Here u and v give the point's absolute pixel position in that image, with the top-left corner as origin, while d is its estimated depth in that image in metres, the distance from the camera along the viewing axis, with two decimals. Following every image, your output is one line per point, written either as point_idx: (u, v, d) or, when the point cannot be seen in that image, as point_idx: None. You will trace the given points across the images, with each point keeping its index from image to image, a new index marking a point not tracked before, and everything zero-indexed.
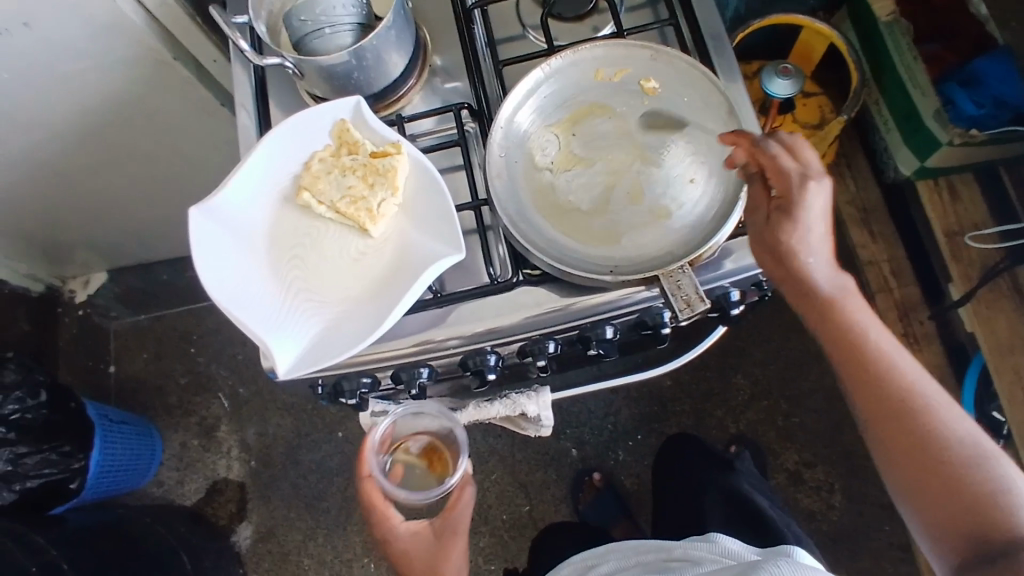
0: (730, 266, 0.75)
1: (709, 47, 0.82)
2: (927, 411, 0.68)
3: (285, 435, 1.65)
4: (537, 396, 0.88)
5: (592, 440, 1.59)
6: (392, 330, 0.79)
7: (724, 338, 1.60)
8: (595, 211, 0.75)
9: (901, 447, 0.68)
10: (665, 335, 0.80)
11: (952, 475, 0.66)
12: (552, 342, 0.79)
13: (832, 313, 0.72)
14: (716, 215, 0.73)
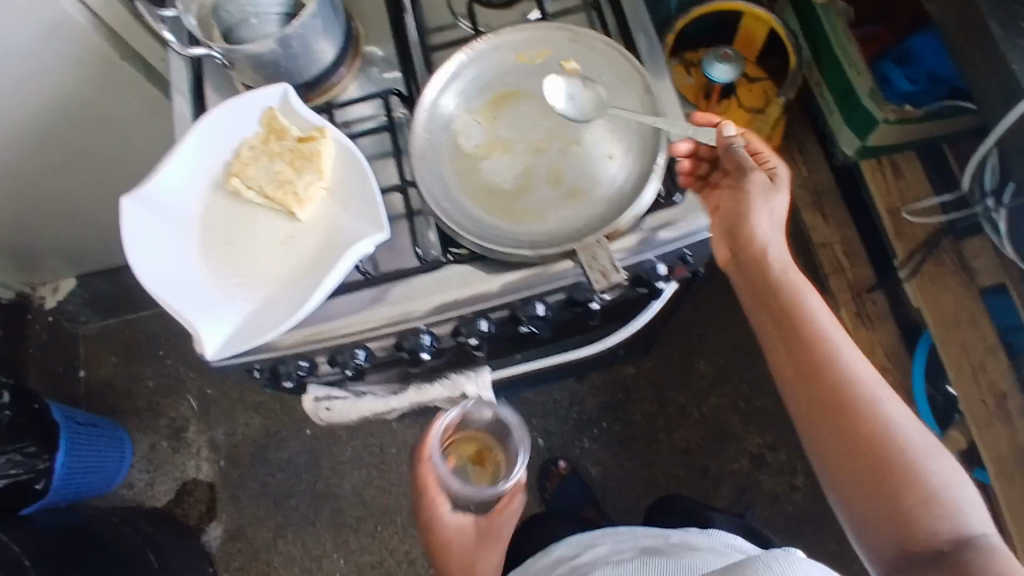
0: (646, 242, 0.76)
1: (630, 29, 0.84)
2: (884, 422, 0.65)
3: (254, 434, 1.65)
4: (477, 376, 0.91)
5: (558, 430, 1.60)
6: (325, 312, 0.80)
7: (686, 325, 1.61)
8: (519, 189, 0.76)
9: (837, 439, 0.67)
10: (595, 311, 0.84)
11: (901, 478, 0.64)
12: (484, 320, 0.81)
13: (785, 300, 0.71)
14: (634, 189, 0.74)
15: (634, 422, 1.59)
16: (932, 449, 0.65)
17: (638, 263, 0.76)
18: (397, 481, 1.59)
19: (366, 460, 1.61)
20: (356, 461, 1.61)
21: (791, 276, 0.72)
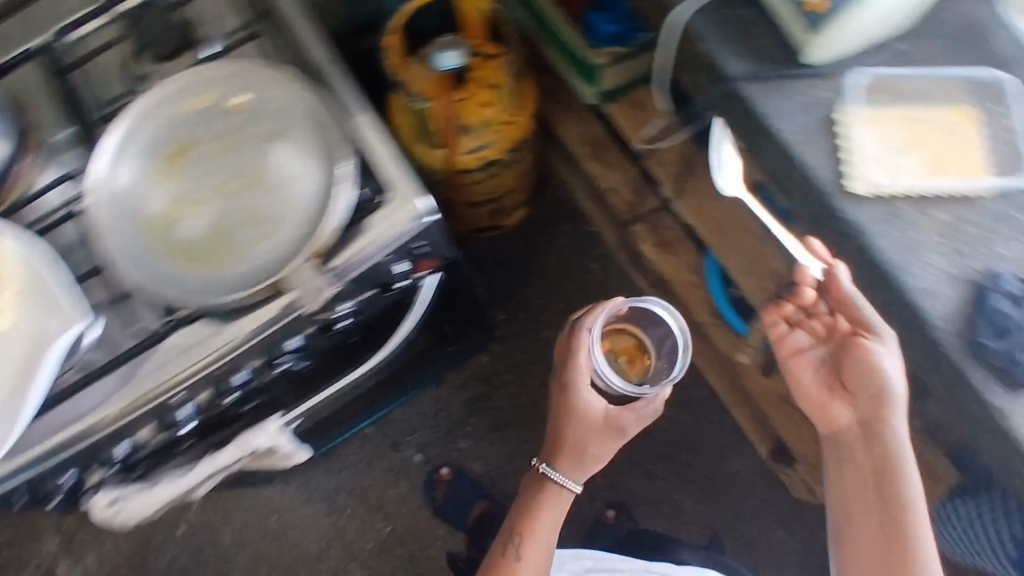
0: (369, 249, 0.76)
1: (296, 49, 0.85)
2: (898, 474, 0.89)
3: (128, 550, 1.56)
4: (262, 428, 0.91)
5: (432, 439, 1.60)
6: (67, 414, 0.75)
7: (521, 299, 1.65)
8: (218, 235, 0.77)
9: (868, 547, 0.89)
10: (349, 326, 0.85)
11: (903, 541, 0.87)
12: (240, 370, 0.79)
13: (876, 439, 0.91)
14: (321, 202, 0.75)
15: (502, 407, 1.61)
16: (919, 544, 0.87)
17: (371, 267, 0.77)
18: (290, 545, 1.55)
19: (252, 534, 1.56)
20: (242, 540, 1.55)
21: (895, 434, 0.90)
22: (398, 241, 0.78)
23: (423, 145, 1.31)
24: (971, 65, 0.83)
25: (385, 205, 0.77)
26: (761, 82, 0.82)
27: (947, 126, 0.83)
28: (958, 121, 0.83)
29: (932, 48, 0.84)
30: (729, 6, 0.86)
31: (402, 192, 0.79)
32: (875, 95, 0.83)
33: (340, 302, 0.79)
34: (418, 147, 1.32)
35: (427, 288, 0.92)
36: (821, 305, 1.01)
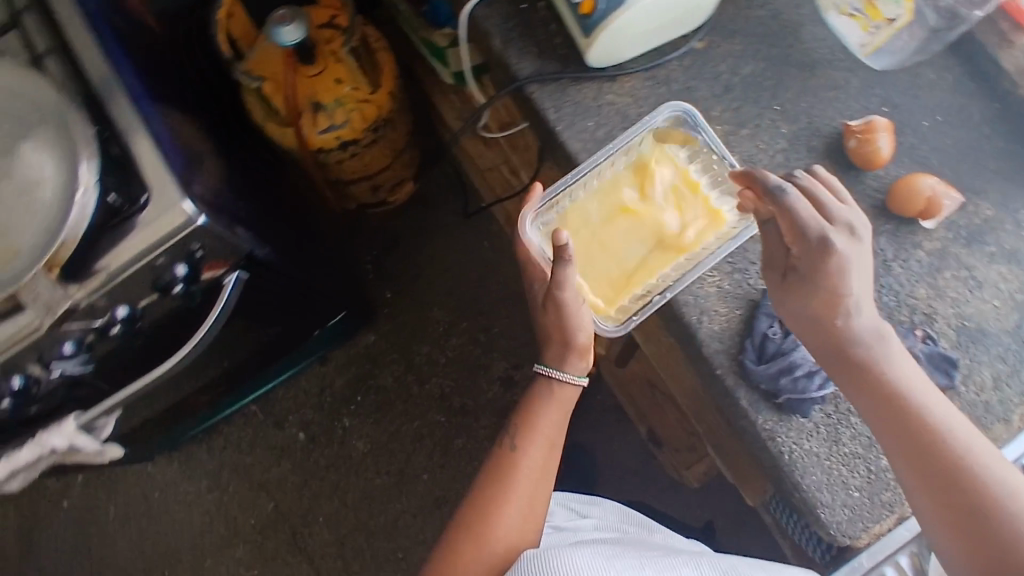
0: (127, 249, 0.76)
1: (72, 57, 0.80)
2: (921, 415, 0.66)
3: (11, 525, 1.57)
4: (59, 428, 0.89)
5: (316, 418, 1.61)
6: None
7: (406, 274, 1.66)
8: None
9: (930, 500, 0.65)
10: (126, 324, 0.83)
11: (945, 453, 0.64)
12: (16, 376, 0.82)
13: (877, 382, 0.67)
14: (56, 204, 0.74)
15: (388, 385, 1.63)
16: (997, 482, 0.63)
17: (144, 271, 0.79)
18: (171, 522, 1.57)
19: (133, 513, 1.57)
20: (122, 516, 1.57)
21: (866, 346, 0.68)
22: (166, 245, 0.78)
23: (275, 98, 1.23)
24: (773, 68, 0.81)
25: (146, 212, 0.77)
26: (550, 87, 0.79)
27: (679, 181, 0.80)
28: (682, 167, 0.80)
29: (738, 46, 0.81)
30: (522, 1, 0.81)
31: (161, 197, 0.77)
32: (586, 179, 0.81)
33: (115, 304, 0.81)
34: (268, 126, 1.26)
35: (230, 288, 0.92)
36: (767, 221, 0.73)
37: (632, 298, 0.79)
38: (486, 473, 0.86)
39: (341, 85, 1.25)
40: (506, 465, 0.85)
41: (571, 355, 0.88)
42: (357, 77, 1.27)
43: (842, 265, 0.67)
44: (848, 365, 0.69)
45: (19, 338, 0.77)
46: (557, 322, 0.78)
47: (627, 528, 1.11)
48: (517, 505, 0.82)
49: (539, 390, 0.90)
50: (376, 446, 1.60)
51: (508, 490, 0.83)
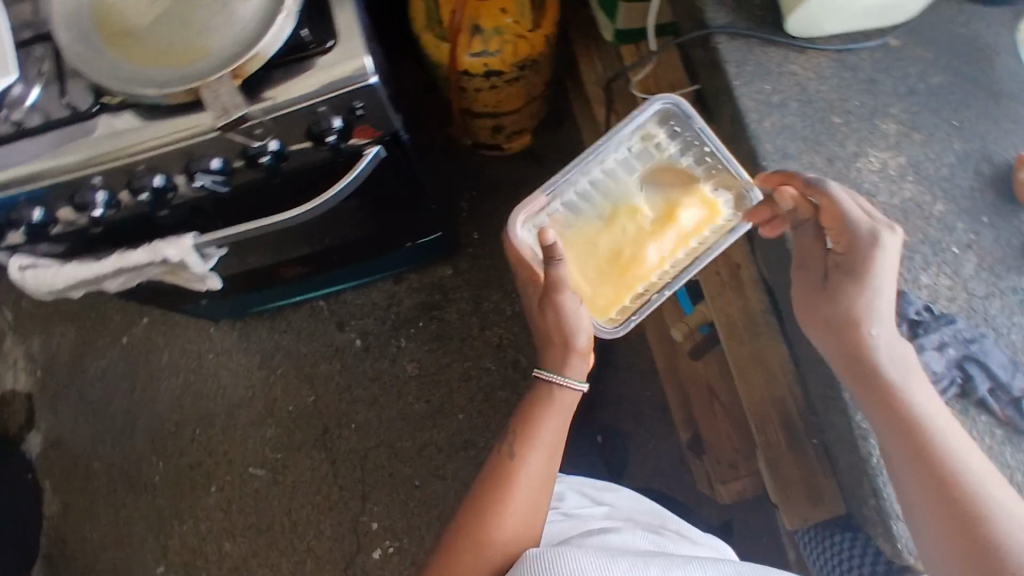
0: (301, 85, 0.79)
1: None
2: (934, 439, 0.69)
3: (70, 344, 1.64)
4: (178, 241, 0.93)
5: (376, 329, 1.64)
6: None
7: (498, 221, 1.68)
8: (181, 28, 0.78)
9: (931, 518, 0.67)
10: (272, 159, 0.86)
11: (951, 476, 0.67)
12: (157, 176, 0.84)
13: (894, 400, 0.72)
14: (250, 20, 0.77)
15: (451, 320, 1.65)
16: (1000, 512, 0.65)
17: (301, 113, 0.81)
18: (215, 386, 1.61)
19: (183, 366, 1.62)
20: (172, 366, 1.62)
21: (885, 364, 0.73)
22: (335, 95, 0.81)
23: (445, 11, 1.29)
24: (961, 85, 0.80)
25: (321, 56, 0.80)
26: (742, 42, 0.81)
27: (668, 191, 0.95)
28: (670, 176, 0.95)
29: (931, 56, 0.81)
30: None
31: (343, 48, 0.80)
32: (585, 197, 0.98)
33: (267, 138, 0.84)
34: (424, 36, 1.30)
35: (369, 160, 0.94)
36: (802, 219, 0.80)
37: (632, 295, 0.94)
38: (487, 478, 0.89)
39: (505, 16, 1.28)
40: (507, 473, 0.88)
41: (571, 357, 0.91)
42: (522, 11, 1.29)
43: (873, 270, 0.72)
44: (867, 381, 0.73)
45: (176, 135, 0.79)
46: (551, 324, 0.90)
47: (642, 517, 1.11)
48: (519, 510, 0.85)
49: (543, 402, 0.92)
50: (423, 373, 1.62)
51: (510, 499, 0.86)
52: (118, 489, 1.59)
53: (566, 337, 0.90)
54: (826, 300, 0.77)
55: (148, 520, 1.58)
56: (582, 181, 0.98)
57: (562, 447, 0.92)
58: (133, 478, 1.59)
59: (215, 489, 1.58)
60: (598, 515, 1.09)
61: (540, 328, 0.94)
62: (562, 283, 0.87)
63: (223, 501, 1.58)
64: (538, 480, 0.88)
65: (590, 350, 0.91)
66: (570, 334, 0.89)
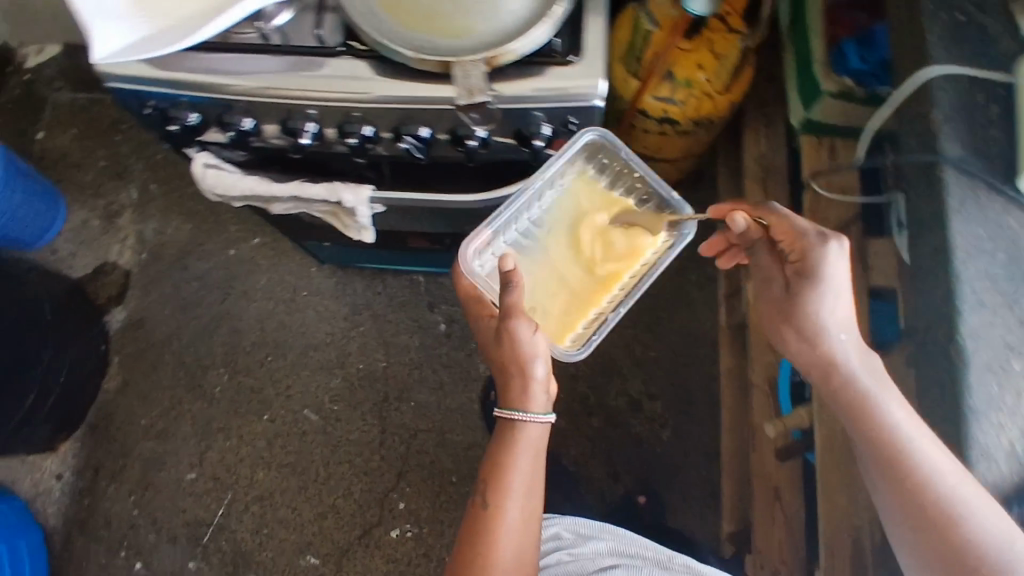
0: (536, 89, 0.81)
1: None
2: (893, 434, 0.78)
3: (181, 239, 1.70)
4: (357, 189, 0.96)
5: (462, 320, 1.67)
6: (229, 67, 0.82)
7: None
8: (450, 5, 0.80)
9: (900, 506, 0.76)
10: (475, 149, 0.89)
11: (910, 463, 0.75)
12: (370, 127, 0.87)
13: (862, 405, 0.81)
14: (514, 21, 0.80)
15: None
16: (963, 499, 0.72)
17: (518, 113, 0.84)
18: (300, 322, 1.66)
19: (277, 294, 1.67)
20: (267, 291, 1.67)
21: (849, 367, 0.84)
22: (562, 105, 0.83)
23: (647, 50, 1.27)
24: None
25: (557, 67, 0.82)
26: (965, 180, 0.82)
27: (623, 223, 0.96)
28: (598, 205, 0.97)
29: None
30: (980, 96, 0.85)
31: (583, 67, 0.82)
32: (526, 232, 0.98)
33: (479, 126, 0.86)
34: (617, 65, 1.32)
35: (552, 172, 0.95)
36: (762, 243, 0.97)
37: (588, 322, 0.93)
38: (466, 538, 0.89)
39: (703, 72, 1.28)
40: (489, 534, 0.87)
41: (526, 392, 0.88)
42: (719, 72, 1.29)
43: (822, 277, 0.86)
44: (832, 385, 0.85)
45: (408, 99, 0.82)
46: (501, 353, 0.88)
47: (645, 552, 1.10)
48: (506, 564, 0.87)
49: (506, 445, 0.89)
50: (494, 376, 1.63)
51: (497, 562, 0.87)
52: (179, 387, 1.63)
53: (522, 365, 0.86)
54: (794, 318, 0.89)
55: (196, 426, 1.61)
56: (525, 217, 0.98)
57: (538, 477, 0.92)
58: (195, 381, 1.64)
59: (267, 418, 1.61)
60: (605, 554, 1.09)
61: (489, 357, 0.91)
62: (516, 307, 0.85)
63: (270, 432, 1.61)
64: (520, 527, 0.89)
65: (550, 377, 0.88)
66: (527, 368, 0.86)
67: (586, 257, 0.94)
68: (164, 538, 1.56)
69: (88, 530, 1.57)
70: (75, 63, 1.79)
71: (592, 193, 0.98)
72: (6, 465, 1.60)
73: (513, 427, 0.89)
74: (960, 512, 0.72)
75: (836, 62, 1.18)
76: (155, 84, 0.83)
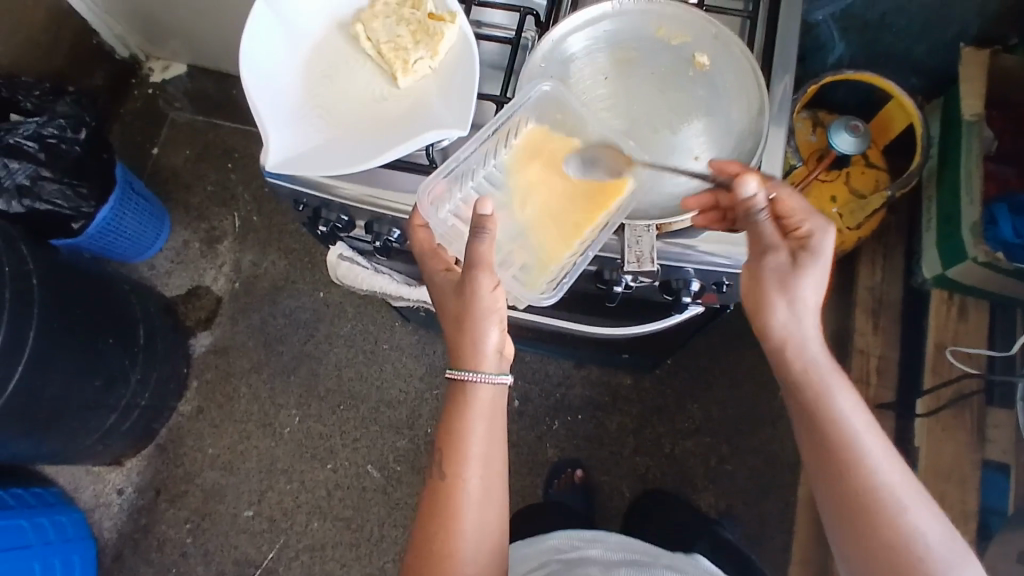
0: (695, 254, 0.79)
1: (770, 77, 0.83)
2: (841, 426, 0.71)
3: (275, 274, 1.72)
4: None
5: (537, 400, 1.64)
6: (391, 185, 0.81)
7: (697, 359, 1.64)
8: None
9: (840, 501, 0.70)
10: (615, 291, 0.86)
11: (856, 458, 0.70)
12: None
13: (818, 393, 0.72)
14: (690, 191, 0.76)
15: (609, 428, 1.62)
16: (903, 501, 0.68)
17: (673, 267, 0.81)
18: (377, 375, 1.66)
19: (359, 343, 1.67)
20: (349, 339, 1.68)
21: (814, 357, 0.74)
22: (720, 268, 0.80)
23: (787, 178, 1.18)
24: None
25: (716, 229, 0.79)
26: None
27: (597, 171, 0.74)
28: (544, 157, 0.75)
29: None
30: None
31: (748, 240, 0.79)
32: (485, 182, 0.77)
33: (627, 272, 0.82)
34: None
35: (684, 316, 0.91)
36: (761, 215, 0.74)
37: (560, 267, 0.75)
38: (426, 509, 0.78)
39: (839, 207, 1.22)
40: (448, 506, 0.77)
41: (474, 343, 0.75)
42: (856, 211, 1.21)
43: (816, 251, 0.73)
44: (784, 365, 0.75)
45: None
46: (458, 309, 0.75)
47: (636, 553, 1.08)
48: (473, 551, 0.77)
49: (458, 410, 0.77)
50: (562, 462, 1.59)
51: (459, 539, 0.77)
52: (250, 421, 1.64)
53: (479, 324, 0.75)
54: (768, 295, 0.75)
55: (260, 463, 1.62)
56: (478, 171, 0.77)
57: (497, 441, 0.81)
58: (267, 418, 1.64)
59: (329, 467, 1.61)
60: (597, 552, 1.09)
61: (438, 302, 0.78)
62: (481, 259, 0.71)
63: (331, 482, 1.60)
64: (490, 508, 0.79)
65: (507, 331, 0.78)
66: (481, 326, 0.75)
67: (557, 200, 0.74)
68: (213, 572, 1.56)
69: (140, 551, 1.58)
70: (200, 86, 1.83)
71: (553, 147, 0.76)
72: (72, 472, 1.62)
73: (463, 386, 0.77)
74: (901, 503, 0.68)
75: (987, 230, 1.13)
76: (309, 187, 0.82)
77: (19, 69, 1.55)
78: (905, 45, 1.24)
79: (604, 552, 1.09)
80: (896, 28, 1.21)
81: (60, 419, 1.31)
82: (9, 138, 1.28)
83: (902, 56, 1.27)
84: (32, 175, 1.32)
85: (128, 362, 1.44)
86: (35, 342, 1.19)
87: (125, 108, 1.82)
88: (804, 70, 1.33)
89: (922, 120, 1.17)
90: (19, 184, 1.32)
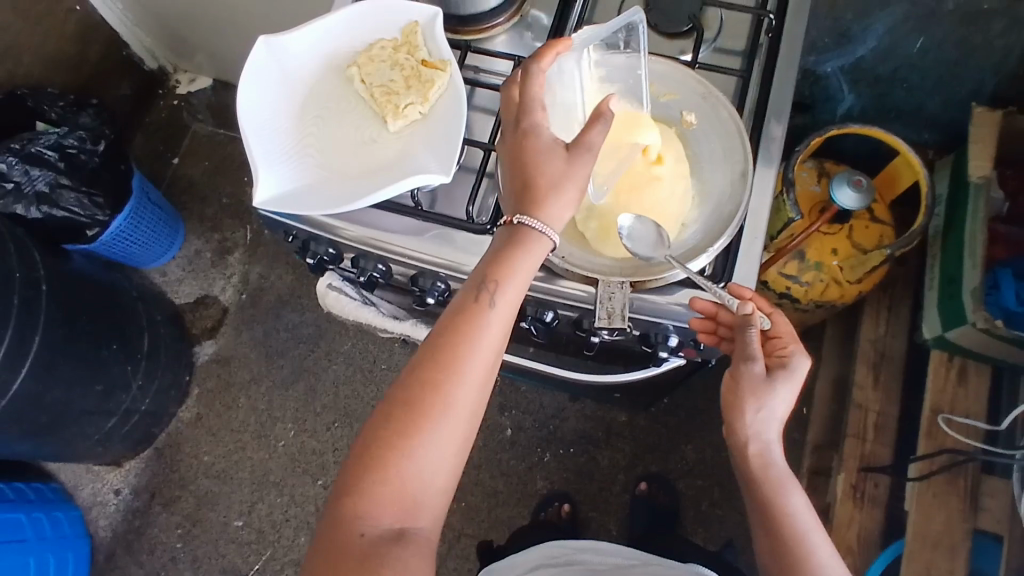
0: (664, 307, 0.78)
1: (759, 137, 0.83)
2: (790, 522, 0.75)
3: (281, 288, 1.75)
4: None
5: (529, 430, 1.65)
6: (377, 223, 0.83)
7: (694, 400, 1.62)
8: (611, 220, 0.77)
9: None
10: (594, 341, 0.84)
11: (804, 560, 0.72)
12: None
13: (772, 491, 0.77)
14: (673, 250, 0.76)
15: (600, 464, 1.61)
16: None
17: (650, 322, 0.80)
18: (373, 393, 1.67)
19: (357, 361, 1.69)
20: (349, 356, 1.70)
21: (772, 465, 0.78)
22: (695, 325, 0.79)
23: (785, 232, 1.18)
24: None
25: (691, 288, 0.78)
26: None
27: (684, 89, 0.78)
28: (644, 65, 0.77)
29: None
30: None
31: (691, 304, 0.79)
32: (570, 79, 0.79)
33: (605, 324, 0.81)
34: None
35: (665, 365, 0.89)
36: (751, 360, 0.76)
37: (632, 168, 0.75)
38: (441, 330, 0.66)
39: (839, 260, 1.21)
40: (466, 334, 0.65)
41: (556, 200, 0.68)
42: (856, 266, 1.20)
43: (790, 375, 0.76)
44: (745, 460, 0.79)
45: (542, 290, 0.79)
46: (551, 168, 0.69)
47: (642, 561, 1.02)
48: (466, 403, 0.65)
49: (516, 245, 0.68)
50: (550, 496, 1.59)
51: (458, 392, 0.64)
52: (246, 431, 1.67)
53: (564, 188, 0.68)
54: (740, 401, 0.77)
55: (253, 475, 1.64)
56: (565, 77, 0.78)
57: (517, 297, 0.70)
58: (263, 431, 1.67)
59: (321, 483, 1.62)
60: (601, 559, 1.02)
61: (525, 148, 0.70)
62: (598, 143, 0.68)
63: (321, 498, 1.62)
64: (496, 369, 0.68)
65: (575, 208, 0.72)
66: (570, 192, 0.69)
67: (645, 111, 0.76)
68: None
69: (132, 552, 1.61)
70: (222, 99, 1.89)
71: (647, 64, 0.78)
72: (74, 469, 1.66)
73: (516, 241, 0.68)
74: None
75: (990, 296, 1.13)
76: (298, 222, 0.84)
77: (49, 77, 1.60)
78: (917, 99, 1.23)
79: (607, 558, 1.01)
80: (907, 83, 1.20)
81: (62, 421, 1.35)
82: (31, 147, 1.34)
83: (913, 110, 1.27)
84: (51, 183, 1.37)
85: (131, 369, 1.48)
86: (40, 346, 1.23)
87: (149, 117, 1.87)
88: (812, 119, 1.33)
89: (927, 176, 1.15)
90: (39, 191, 1.37)
